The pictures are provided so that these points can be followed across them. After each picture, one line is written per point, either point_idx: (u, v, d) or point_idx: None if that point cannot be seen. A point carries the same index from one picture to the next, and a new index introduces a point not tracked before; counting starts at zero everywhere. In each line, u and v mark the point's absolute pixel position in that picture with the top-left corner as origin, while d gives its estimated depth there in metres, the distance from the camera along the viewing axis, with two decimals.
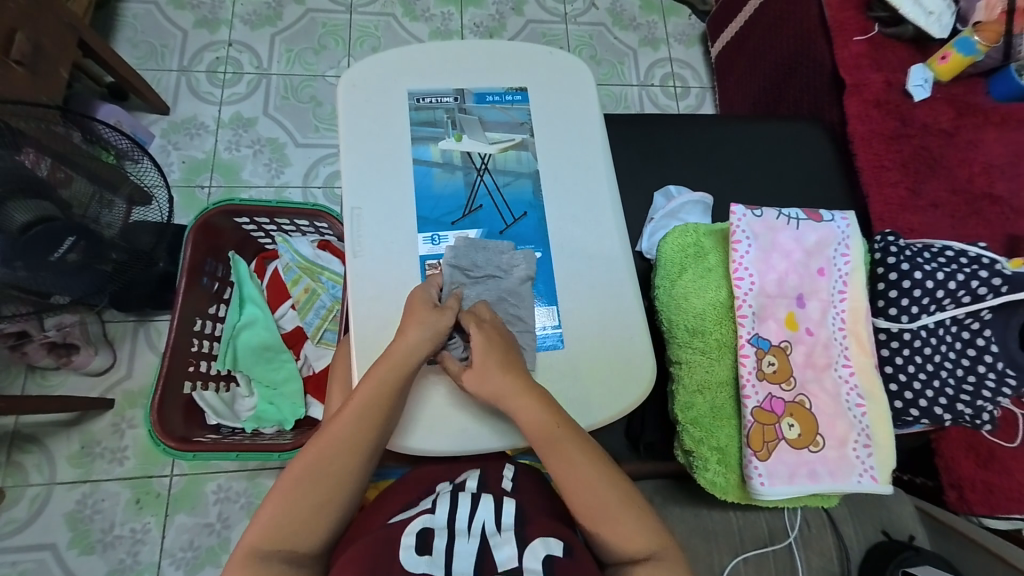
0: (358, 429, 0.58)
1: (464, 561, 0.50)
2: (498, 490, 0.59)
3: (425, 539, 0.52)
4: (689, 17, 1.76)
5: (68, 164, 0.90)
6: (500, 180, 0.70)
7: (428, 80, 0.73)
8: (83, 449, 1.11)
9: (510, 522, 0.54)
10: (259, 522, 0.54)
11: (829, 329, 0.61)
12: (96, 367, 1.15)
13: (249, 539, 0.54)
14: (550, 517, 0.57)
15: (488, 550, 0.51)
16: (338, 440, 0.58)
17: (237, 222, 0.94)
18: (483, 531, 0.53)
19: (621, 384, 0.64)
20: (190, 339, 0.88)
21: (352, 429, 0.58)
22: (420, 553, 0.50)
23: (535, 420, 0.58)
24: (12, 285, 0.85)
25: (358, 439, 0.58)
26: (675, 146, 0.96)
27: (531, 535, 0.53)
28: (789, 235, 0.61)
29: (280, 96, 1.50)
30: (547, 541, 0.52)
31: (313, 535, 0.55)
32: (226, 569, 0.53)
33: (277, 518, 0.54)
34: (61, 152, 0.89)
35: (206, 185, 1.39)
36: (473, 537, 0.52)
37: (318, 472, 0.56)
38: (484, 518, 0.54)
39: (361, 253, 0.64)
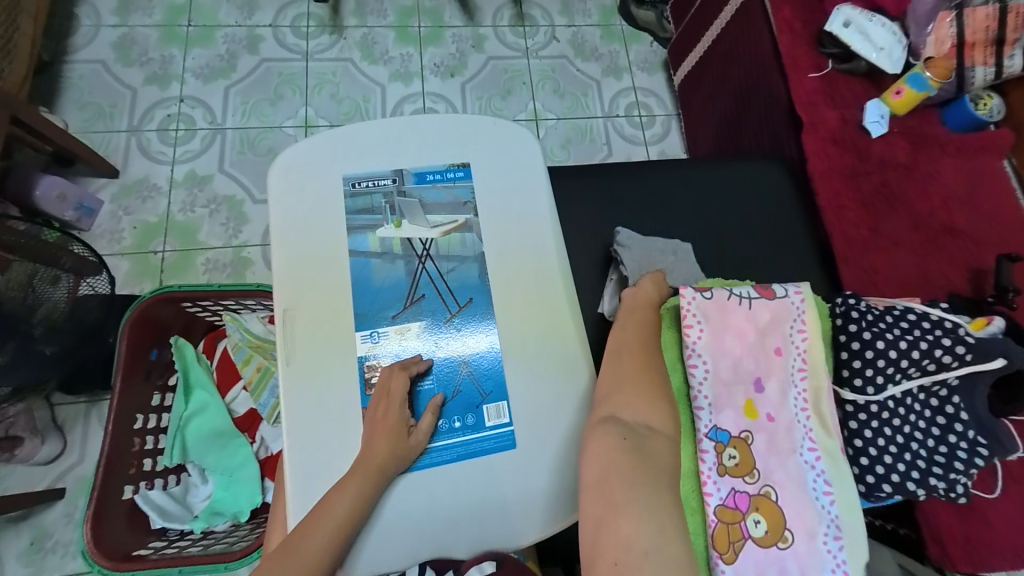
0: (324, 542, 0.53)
1: None
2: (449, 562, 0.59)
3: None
4: (651, 43, 1.76)
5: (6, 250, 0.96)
6: (444, 267, 0.66)
7: (365, 163, 0.71)
8: (32, 545, 1.03)
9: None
10: None
11: (792, 410, 0.55)
12: (42, 457, 1.07)
13: None
14: None
15: None
16: (301, 551, 0.53)
17: (180, 307, 0.89)
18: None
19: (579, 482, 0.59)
20: (130, 438, 0.83)
21: (316, 543, 0.52)
22: None
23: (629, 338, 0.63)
24: None
25: (323, 553, 0.53)
26: (633, 196, 0.93)
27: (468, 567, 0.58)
28: (742, 315, 0.57)
29: (236, 150, 1.47)
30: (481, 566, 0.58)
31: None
32: None
33: None
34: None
35: (161, 250, 1.34)
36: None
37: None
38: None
39: (293, 359, 0.59)
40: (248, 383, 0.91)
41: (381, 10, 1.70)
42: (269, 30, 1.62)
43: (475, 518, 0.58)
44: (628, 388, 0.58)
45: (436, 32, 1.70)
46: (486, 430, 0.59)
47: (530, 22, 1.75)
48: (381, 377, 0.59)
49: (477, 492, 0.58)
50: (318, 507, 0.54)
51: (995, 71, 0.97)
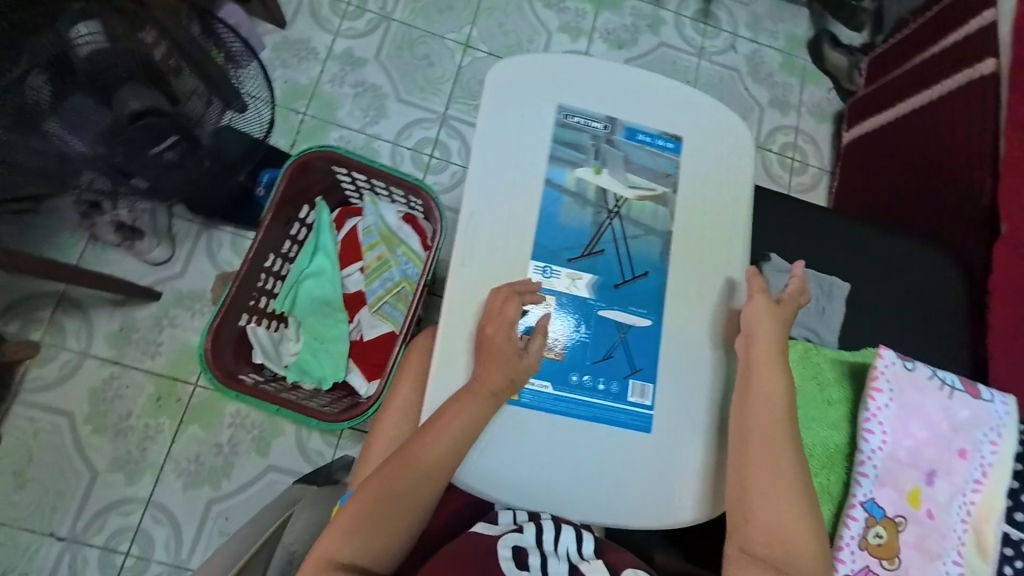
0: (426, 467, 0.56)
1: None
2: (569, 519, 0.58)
3: (521, 553, 0.53)
4: (829, 90, 1.64)
5: (180, 53, 0.85)
6: (630, 231, 0.64)
7: (585, 98, 0.68)
8: (121, 331, 1.11)
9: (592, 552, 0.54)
10: (333, 534, 0.54)
11: (951, 518, 0.53)
12: (153, 257, 1.15)
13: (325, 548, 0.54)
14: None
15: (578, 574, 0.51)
16: (421, 466, 0.55)
17: (332, 171, 0.91)
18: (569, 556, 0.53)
19: (695, 492, 0.59)
20: (258, 274, 0.87)
21: (416, 467, 0.56)
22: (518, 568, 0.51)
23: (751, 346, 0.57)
24: (94, 164, 0.78)
25: (437, 469, 0.56)
26: (808, 235, 0.86)
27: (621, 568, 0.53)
28: (938, 404, 0.54)
29: (395, 45, 1.46)
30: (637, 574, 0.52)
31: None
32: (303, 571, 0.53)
33: (355, 529, 0.54)
34: (177, 39, 0.84)
35: (302, 112, 1.37)
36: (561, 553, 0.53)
37: (393, 495, 0.56)
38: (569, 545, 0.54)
39: (468, 262, 0.60)
40: (365, 268, 0.94)
41: None
42: None
43: (590, 489, 0.58)
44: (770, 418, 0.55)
45: None
46: (626, 404, 0.59)
47: (715, 23, 1.66)
48: (490, 299, 0.58)
49: (573, 475, 0.58)
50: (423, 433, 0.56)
51: None
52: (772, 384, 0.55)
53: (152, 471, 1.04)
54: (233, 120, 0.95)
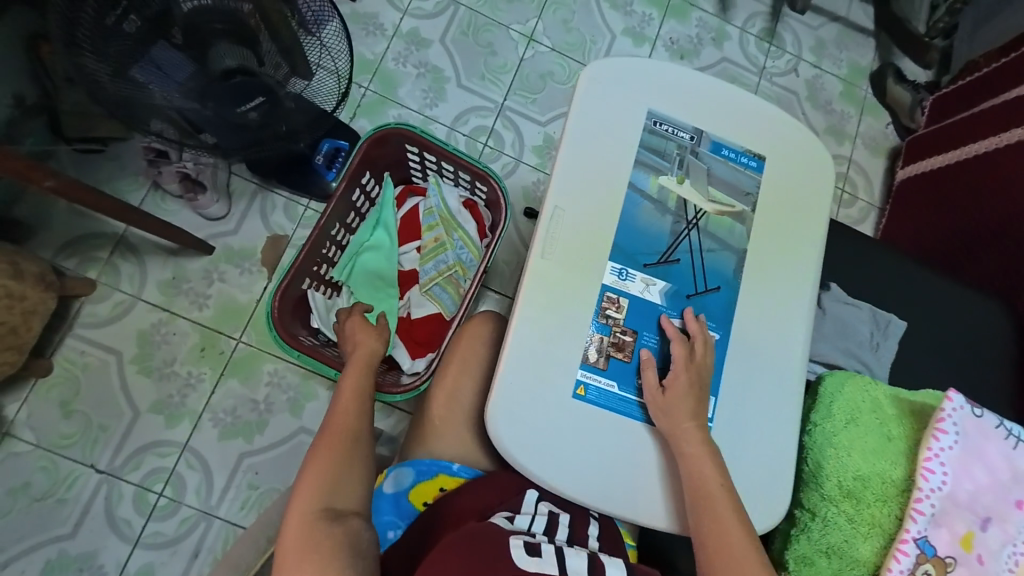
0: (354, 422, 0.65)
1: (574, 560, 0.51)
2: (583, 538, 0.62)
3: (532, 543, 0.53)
4: (886, 124, 1.62)
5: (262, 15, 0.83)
6: (706, 244, 0.65)
7: (675, 108, 0.68)
8: (173, 280, 1.14)
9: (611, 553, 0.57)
10: (302, 500, 0.57)
11: (1000, 565, 0.53)
12: (211, 213, 1.16)
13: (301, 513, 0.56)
14: None
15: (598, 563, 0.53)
16: (348, 414, 0.65)
17: (404, 148, 0.92)
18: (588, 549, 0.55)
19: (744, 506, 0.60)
20: (324, 242, 0.89)
21: (346, 425, 0.64)
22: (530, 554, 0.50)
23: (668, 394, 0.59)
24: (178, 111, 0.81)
25: (362, 408, 0.66)
26: (866, 270, 0.86)
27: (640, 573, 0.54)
28: (1001, 451, 0.54)
29: (460, 30, 1.47)
30: None
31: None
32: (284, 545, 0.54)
33: (320, 486, 0.58)
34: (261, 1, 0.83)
35: (363, 86, 1.38)
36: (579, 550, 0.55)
37: (342, 445, 0.62)
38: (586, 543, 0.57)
39: (549, 256, 0.61)
40: (422, 247, 0.96)
41: None
42: None
43: (583, 469, 0.59)
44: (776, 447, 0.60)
45: (685, 8, 1.62)
46: None
47: (780, 43, 1.64)
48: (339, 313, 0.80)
49: (551, 463, 0.58)
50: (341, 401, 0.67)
51: None
52: (683, 413, 0.58)
53: (191, 417, 1.08)
54: (301, 89, 0.94)
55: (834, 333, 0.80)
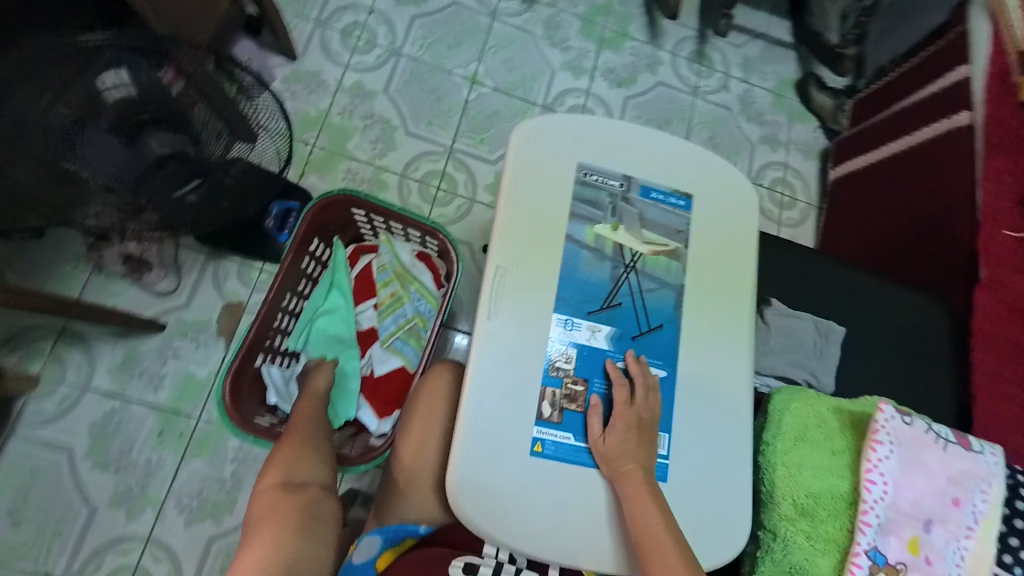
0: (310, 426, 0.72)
1: None
2: None
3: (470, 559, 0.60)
4: (815, 129, 1.73)
5: (197, 89, 0.84)
6: (646, 285, 0.67)
7: (603, 158, 0.72)
8: (124, 364, 1.09)
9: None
10: (270, 476, 0.63)
11: (949, 566, 0.56)
12: (160, 288, 1.15)
13: (266, 487, 0.61)
14: None
15: None
16: (307, 414, 0.75)
17: (351, 211, 0.93)
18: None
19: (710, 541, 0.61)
20: (275, 315, 0.88)
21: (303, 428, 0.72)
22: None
23: (616, 441, 0.59)
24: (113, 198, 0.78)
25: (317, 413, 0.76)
26: (805, 280, 0.91)
27: None
28: (936, 456, 0.57)
29: (404, 79, 1.51)
30: None
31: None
32: (251, 516, 0.58)
33: (287, 458, 0.65)
34: (194, 77, 0.84)
35: (311, 143, 1.40)
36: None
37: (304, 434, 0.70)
38: None
39: (494, 317, 0.62)
40: (379, 304, 0.96)
41: None
42: None
43: (541, 506, 0.59)
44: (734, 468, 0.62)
45: (619, 39, 1.71)
46: None
47: (709, 63, 1.74)
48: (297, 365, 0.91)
49: (505, 493, 0.59)
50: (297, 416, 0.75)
51: None
52: (629, 454, 0.59)
53: (153, 506, 1.02)
54: (244, 153, 0.92)
55: (781, 346, 0.84)
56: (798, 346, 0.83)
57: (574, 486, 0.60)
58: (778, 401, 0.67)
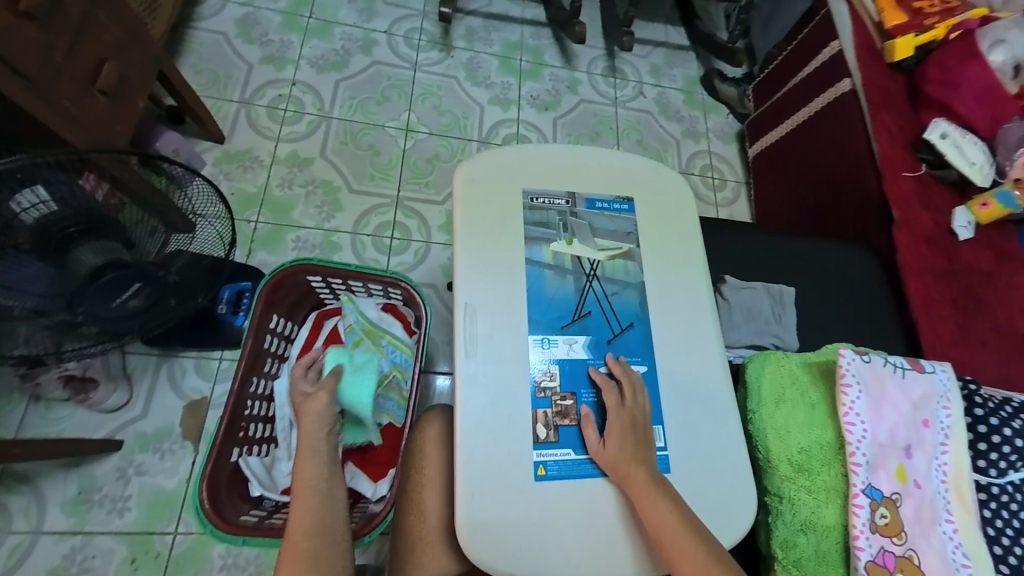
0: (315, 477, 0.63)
1: None
2: None
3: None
4: (727, 115, 1.89)
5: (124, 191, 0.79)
6: (609, 289, 0.70)
7: (543, 180, 0.75)
8: (79, 495, 1.02)
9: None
10: None
11: (933, 483, 0.61)
12: (109, 405, 1.08)
13: None
14: None
15: None
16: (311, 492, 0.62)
17: (309, 280, 0.93)
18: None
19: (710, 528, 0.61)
20: (245, 402, 0.84)
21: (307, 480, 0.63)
22: None
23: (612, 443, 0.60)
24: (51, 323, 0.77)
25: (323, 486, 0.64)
26: (749, 255, 0.97)
27: None
28: (897, 385, 0.63)
29: (339, 140, 1.53)
30: None
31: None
32: None
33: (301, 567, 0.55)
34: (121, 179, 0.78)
35: (255, 220, 1.38)
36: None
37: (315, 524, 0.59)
38: None
39: (473, 354, 0.63)
40: None
41: (489, 39, 1.82)
42: (384, 36, 1.73)
43: (560, 530, 0.59)
44: (723, 445, 0.65)
45: (536, 68, 1.82)
46: None
47: (622, 75, 1.89)
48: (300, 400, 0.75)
49: (523, 523, 0.58)
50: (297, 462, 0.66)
51: None
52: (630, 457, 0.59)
53: None
54: (184, 244, 0.92)
55: (744, 319, 0.89)
56: (756, 313, 0.89)
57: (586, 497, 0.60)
58: (754, 370, 0.70)
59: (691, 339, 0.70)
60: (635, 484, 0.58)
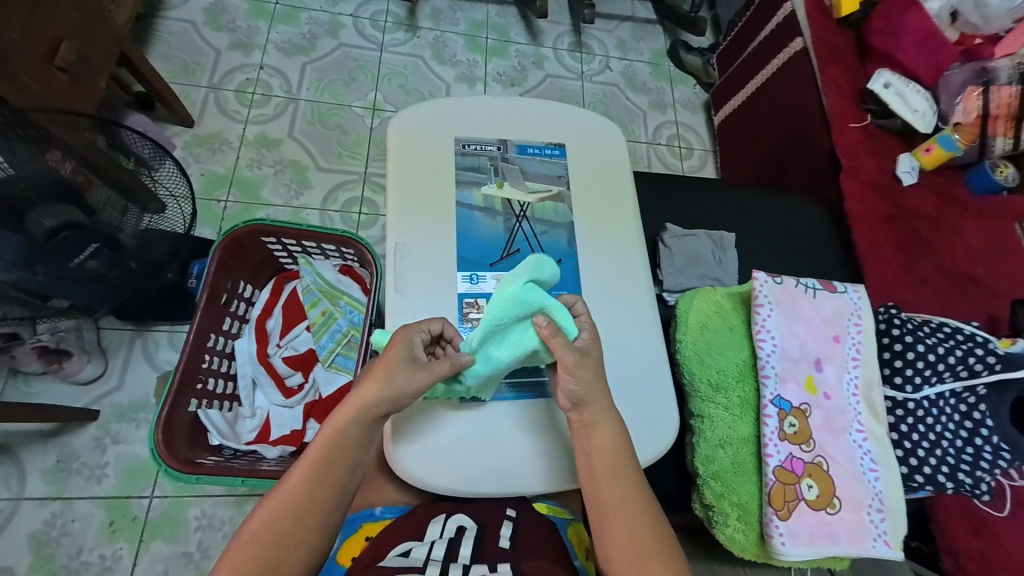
0: (356, 423, 0.57)
1: None
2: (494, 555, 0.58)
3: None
4: (694, 86, 1.91)
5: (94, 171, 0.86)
6: (538, 229, 0.73)
7: (474, 129, 0.78)
8: (59, 464, 1.03)
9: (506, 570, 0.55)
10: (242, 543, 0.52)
11: (846, 394, 0.65)
12: (84, 376, 1.09)
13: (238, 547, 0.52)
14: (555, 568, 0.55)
15: None
16: (317, 464, 0.56)
17: (265, 242, 0.95)
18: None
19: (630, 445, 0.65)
20: (202, 355, 0.88)
21: (346, 424, 0.57)
22: None
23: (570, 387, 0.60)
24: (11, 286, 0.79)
25: (334, 463, 0.56)
26: (695, 204, 0.99)
27: None
28: (809, 304, 0.66)
29: (307, 121, 1.56)
30: None
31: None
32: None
33: (270, 524, 0.53)
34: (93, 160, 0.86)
35: (224, 200, 1.41)
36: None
37: (309, 498, 0.54)
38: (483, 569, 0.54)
39: (403, 289, 0.66)
40: (312, 324, 0.98)
41: (454, 18, 1.84)
42: (350, 19, 1.75)
43: (504, 455, 0.66)
44: (647, 370, 0.68)
45: (503, 46, 1.84)
46: None
47: (588, 50, 1.90)
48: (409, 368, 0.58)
49: (477, 455, 0.65)
50: (353, 395, 0.58)
51: (1012, 144, 1.10)
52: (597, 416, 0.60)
53: None
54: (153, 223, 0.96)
55: (687, 263, 0.91)
56: (697, 258, 0.91)
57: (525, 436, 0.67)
58: (684, 305, 0.73)
59: (618, 275, 0.73)
60: (584, 418, 0.60)
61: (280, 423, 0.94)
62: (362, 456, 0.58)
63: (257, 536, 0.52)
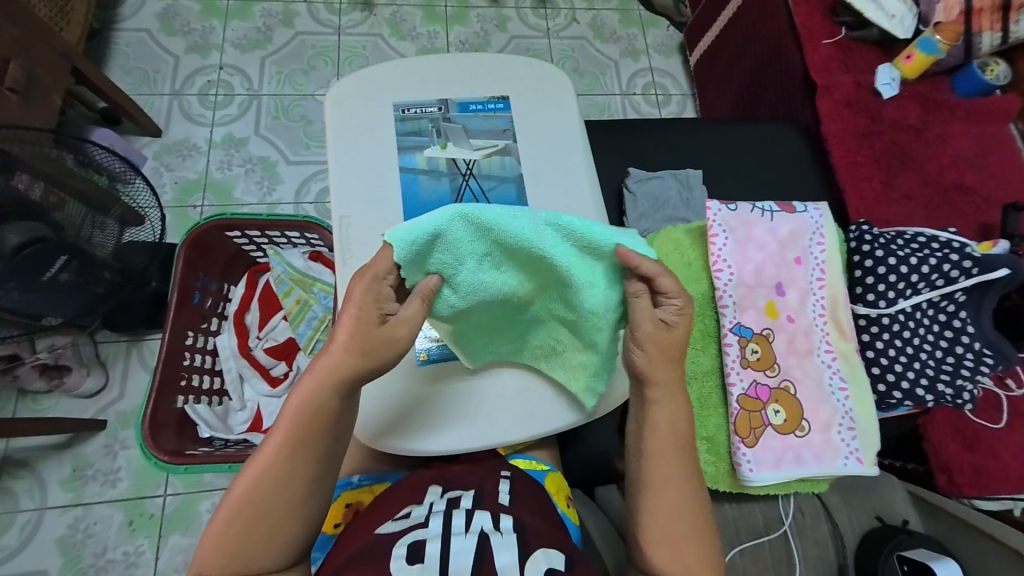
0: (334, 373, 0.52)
1: (461, 557, 0.48)
2: (496, 506, 0.56)
3: (418, 546, 0.49)
4: (667, 28, 1.81)
5: (60, 187, 0.86)
6: (485, 185, 0.72)
7: (411, 92, 0.76)
8: (75, 472, 1.08)
9: (510, 527, 0.53)
10: (251, 477, 0.52)
11: (809, 316, 0.66)
12: (87, 389, 1.13)
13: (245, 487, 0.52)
14: (526, 520, 0.55)
15: (487, 551, 0.49)
16: (314, 404, 0.53)
17: (228, 236, 0.96)
18: (482, 530, 0.51)
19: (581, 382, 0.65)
20: (182, 354, 0.91)
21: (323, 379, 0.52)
22: (411, 561, 0.47)
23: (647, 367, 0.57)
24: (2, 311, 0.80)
25: (327, 398, 0.52)
26: (659, 146, 0.95)
27: (533, 548, 0.50)
28: (764, 228, 0.67)
29: (271, 116, 1.54)
30: (547, 553, 0.50)
31: (267, 554, 0.52)
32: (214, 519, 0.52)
33: (271, 463, 0.52)
34: (52, 175, 0.85)
35: (199, 205, 1.43)
36: (471, 534, 0.50)
37: (307, 433, 0.53)
38: (483, 523, 0.52)
39: (351, 259, 0.66)
40: (288, 314, 0.98)
41: None
42: (304, 5, 1.70)
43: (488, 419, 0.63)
44: None
45: (462, 12, 1.76)
46: None
47: (552, 4, 1.80)
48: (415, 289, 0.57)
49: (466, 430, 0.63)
50: (321, 358, 0.53)
51: (1000, 38, 1.02)
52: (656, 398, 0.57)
53: None
54: (135, 235, 0.99)
55: (651, 207, 0.88)
56: (659, 199, 0.88)
57: (517, 376, 0.66)
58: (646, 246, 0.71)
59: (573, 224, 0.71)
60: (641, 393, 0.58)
61: (270, 412, 0.96)
62: (347, 417, 0.55)
63: (256, 483, 0.52)
